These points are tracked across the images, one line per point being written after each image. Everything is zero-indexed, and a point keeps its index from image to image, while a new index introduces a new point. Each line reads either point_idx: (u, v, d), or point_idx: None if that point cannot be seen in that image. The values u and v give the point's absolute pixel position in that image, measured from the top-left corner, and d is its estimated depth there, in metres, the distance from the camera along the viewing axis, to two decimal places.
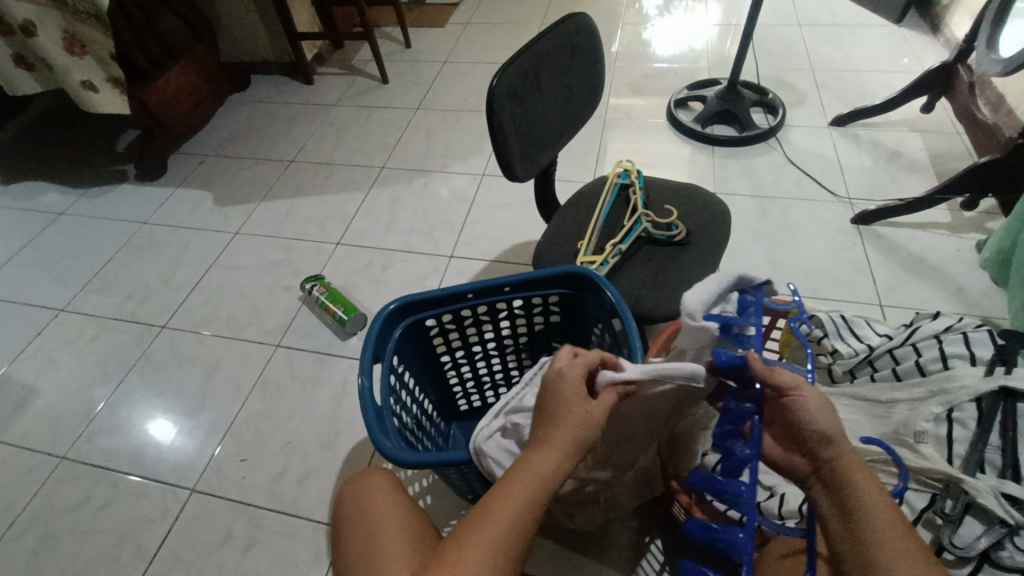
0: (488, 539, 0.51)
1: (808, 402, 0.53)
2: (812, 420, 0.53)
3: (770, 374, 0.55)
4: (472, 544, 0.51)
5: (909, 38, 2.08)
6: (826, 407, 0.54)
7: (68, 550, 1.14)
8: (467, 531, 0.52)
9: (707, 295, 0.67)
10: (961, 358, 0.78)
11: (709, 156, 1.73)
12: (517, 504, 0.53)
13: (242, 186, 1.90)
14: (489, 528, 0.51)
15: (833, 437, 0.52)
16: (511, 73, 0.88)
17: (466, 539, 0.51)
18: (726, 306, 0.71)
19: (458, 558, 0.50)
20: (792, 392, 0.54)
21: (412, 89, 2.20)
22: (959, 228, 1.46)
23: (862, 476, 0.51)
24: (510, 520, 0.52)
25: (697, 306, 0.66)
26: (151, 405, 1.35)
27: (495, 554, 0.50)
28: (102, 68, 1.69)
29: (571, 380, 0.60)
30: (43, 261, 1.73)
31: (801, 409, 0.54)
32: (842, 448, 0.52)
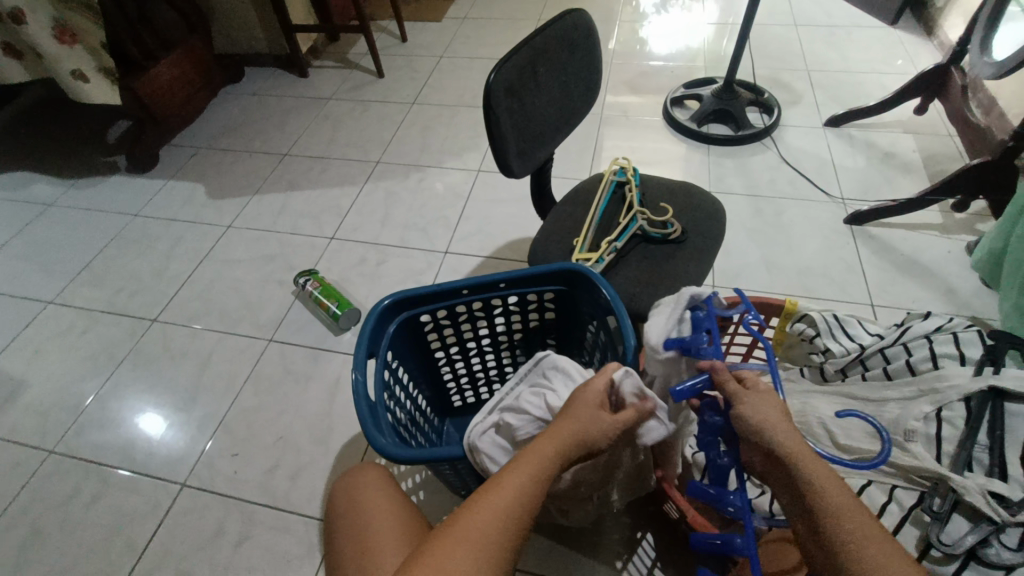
0: (493, 505, 0.53)
1: (748, 405, 0.58)
2: (753, 421, 0.56)
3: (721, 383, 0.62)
4: (481, 510, 0.53)
5: (903, 40, 2.09)
6: (767, 411, 0.57)
7: (56, 546, 1.13)
8: (472, 499, 0.54)
9: (663, 324, 0.75)
10: (951, 358, 0.78)
11: (704, 154, 1.74)
12: (521, 478, 0.55)
13: (236, 179, 1.88)
14: (496, 498, 0.53)
15: (776, 433, 0.55)
16: (508, 69, 0.88)
17: (471, 504, 0.53)
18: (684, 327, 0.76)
19: (464, 521, 0.52)
20: (735, 398, 0.59)
21: (408, 84, 2.18)
22: (950, 230, 1.47)
23: (817, 469, 0.52)
24: (517, 493, 0.54)
25: (653, 335, 0.75)
26: (142, 399, 1.34)
27: (500, 520, 0.52)
28: (92, 57, 1.68)
29: (593, 390, 0.64)
30: (33, 252, 1.70)
31: (740, 413, 0.58)
32: (790, 443, 0.54)
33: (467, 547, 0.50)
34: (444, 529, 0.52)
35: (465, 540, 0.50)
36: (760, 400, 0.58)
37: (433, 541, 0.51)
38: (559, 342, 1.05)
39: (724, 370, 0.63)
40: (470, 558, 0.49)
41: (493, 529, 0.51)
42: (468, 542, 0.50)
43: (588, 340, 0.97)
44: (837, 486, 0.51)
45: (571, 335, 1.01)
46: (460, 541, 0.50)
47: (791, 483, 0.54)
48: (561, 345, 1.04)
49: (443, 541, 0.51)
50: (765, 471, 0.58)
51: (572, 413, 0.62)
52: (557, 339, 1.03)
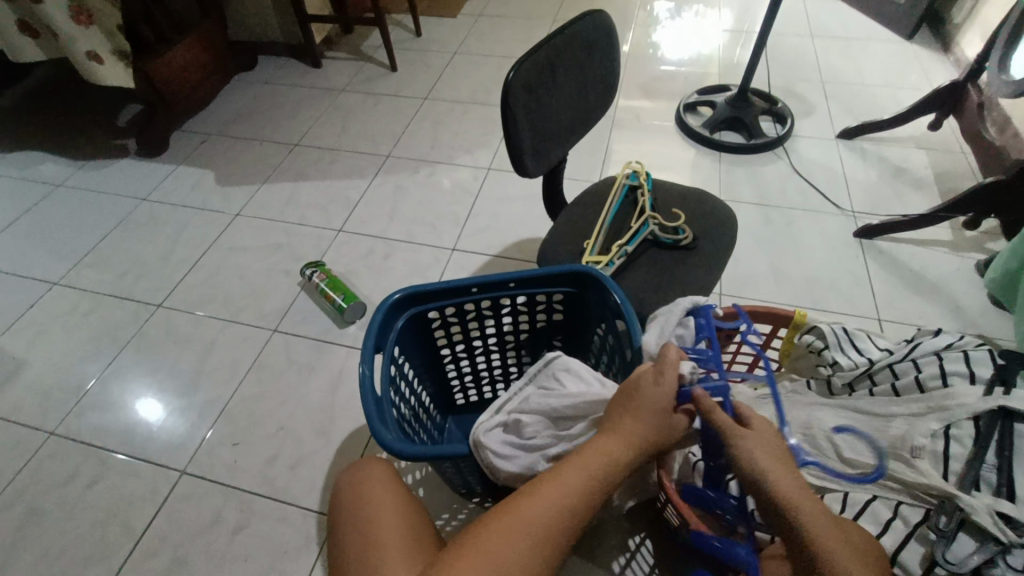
0: (558, 496, 0.55)
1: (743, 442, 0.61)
2: (750, 458, 0.60)
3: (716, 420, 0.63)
4: (543, 499, 0.55)
5: (919, 54, 2.09)
6: (764, 451, 0.60)
7: (53, 526, 1.13)
8: (535, 488, 0.56)
9: (660, 333, 0.79)
10: (961, 376, 0.77)
11: (716, 161, 1.73)
12: (585, 477, 0.57)
13: (245, 167, 1.88)
14: (558, 493, 0.55)
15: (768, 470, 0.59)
16: (527, 68, 0.87)
17: (533, 493, 0.55)
18: (683, 331, 0.79)
19: (526, 509, 0.54)
20: (731, 435, 0.62)
21: (421, 79, 2.18)
22: (960, 247, 1.47)
23: (809, 510, 0.56)
24: (576, 491, 0.56)
25: (651, 342, 0.78)
26: (144, 383, 1.34)
27: (561, 515, 0.54)
28: (108, 39, 1.68)
29: (666, 390, 0.62)
30: (40, 232, 1.70)
31: (736, 450, 0.61)
32: (777, 478, 0.58)
33: (528, 536, 0.52)
34: (504, 511, 0.54)
35: (527, 526, 0.53)
36: (758, 439, 0.62)
37: (492, 522, 0.53)
38: (565, 344, 1.04)
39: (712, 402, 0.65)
40: (528, 545, 0.52)
41: (552, 522, 0.54)
42: (531, 531, 0.52)
43: (594, 343, 0.97)
44: (822, 526, 0.55)
45: (578, 338, 1.01)
46: (523, 527, 0.53)
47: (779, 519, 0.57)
48: (567, 346, 1.04)
49: (507, 524, 0.53)
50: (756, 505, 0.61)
51: (641, 414, 0.61)
52: (564, 341, 1.03)
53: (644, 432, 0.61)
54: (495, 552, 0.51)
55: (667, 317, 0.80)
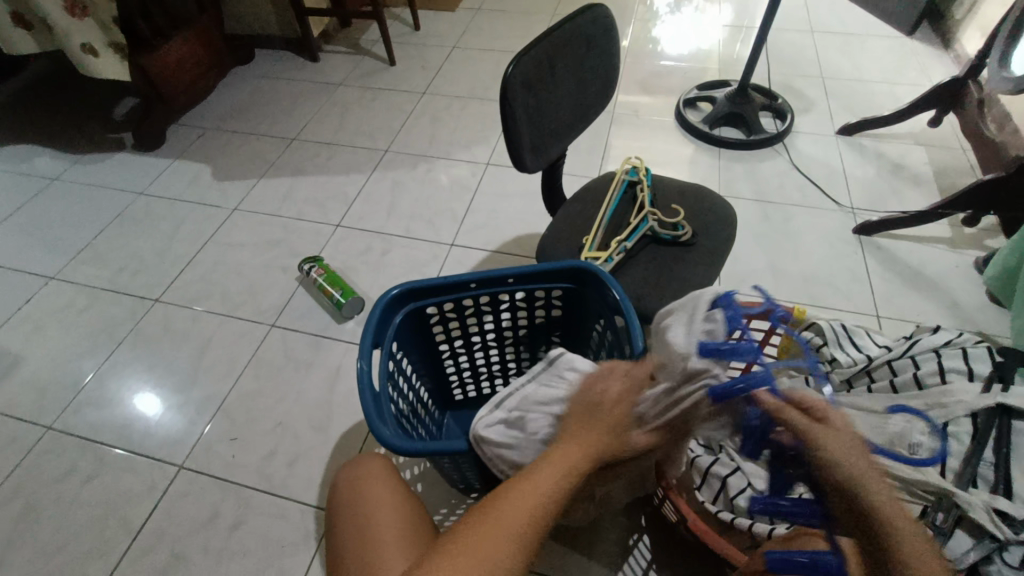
0: (534, 492, 0.55)
1: (829, 441, 0.48)
2: (841, 464, 0.47)
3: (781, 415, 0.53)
4: (511, 502, 0.54)
5: (919, 50, 2.08)
6: (854, 453, 0.48)
7: (50, 522, 1.13)
8: (505, 493, 0.55)
9: (687, 329, 0.66)
10: (959, 373, 0.77)
11: (715, 157, 1.73)
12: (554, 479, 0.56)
13: (243, 162, 1.87)
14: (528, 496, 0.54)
15: (864, 479, 0.46)
16: (526, 63, 0.87)
17: (505, 494, 0.55)
18: (713, 325, 0.66)
19: (495, 514, 0.54)
20: (812, 434, 0.49)
21: (419, 73, 2.16)
22: (958, 243, 1.47)
23: (908, 531, 0.44)
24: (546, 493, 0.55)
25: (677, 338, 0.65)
26: (141, 379, 1.33)
27: (531, 518, 0.53)
28: (102, 31, 1.68)
29: (621, 398, 0.63)
30: (35, 227, 1.69)
31: (823, 454, 0.48)
32: (875, 491, 0.45)
33: (503, 540, 0.52)
34: (478, 515, 0.54)
35: (500, 529, 0.52)
36: (844, 438, 0.49)
37: (467, 527, 0.53)
38: (564, 340, 1.04)
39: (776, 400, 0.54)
40: (500, 549, 0.51)
41: (527, 520, 0.53)
42: (505, 534, 0.52)
43: (593, 339, 0.96)
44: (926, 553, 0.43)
45: (577, 334, 1.00)
46: (496, 530, 0.52)
47: (873, 543, 0.45)
48: (566, 342, 1.03)
49: (481, 529, 0.53)
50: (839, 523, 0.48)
51: (601, 422, 0.61)
52: (562, 337, 1.02)
53: (612, 435, 0.60)
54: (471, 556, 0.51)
55: (692, 312, 0.69)
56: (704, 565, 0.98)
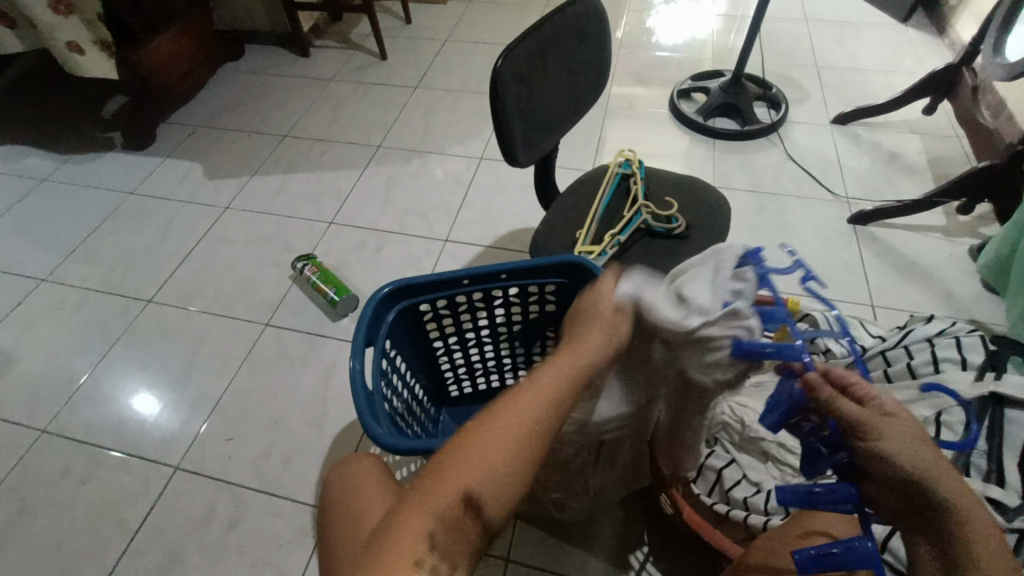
0: (531, 407, 0.54)
1: (889, 434, 0.47)
2: (901, 460, 0.46)
3: (827, 401, 0.51)
4: (522, 402, 0.54)
5: (914, 38, 2.07)
6: (916, 446, 0.46)
7: (46, 523, 1.12)
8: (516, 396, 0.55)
9: (712, 288, 0.60)
10: (952, 362, 0.78)
11: (710, 148, 1.72)
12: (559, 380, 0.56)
13: (234, 159, 1.85)
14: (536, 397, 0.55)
15: (930, 472, 0.45)
16: (517, 55, 0.86)
17: (499, 412, 0.53)
18: (740, 286, 0.60)
19: (508, 413, 0.53)
20: (872, 425, 0.48)
21: (411, 67, 2.14)
22: (952, 232, 1.46)
23: (979, 527, 0.43)
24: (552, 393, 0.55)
25: (702, 298, 0.59)
26: (136, 378, 1.32)
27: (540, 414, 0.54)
28: (89, 31, 1.64)
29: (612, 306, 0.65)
30: (26, 227, 1.68)
31: (882, 442, 0.47)
32: (942, 482, 0.45)
33: (516, 434, 0.52)
34: (481, 419, 0.53)
35: (512, 425, 0.52)
36: (906, 431, 0.47)
37: (480, 424, 0.53)
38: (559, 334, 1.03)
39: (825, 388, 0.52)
40: (515, 444, 0.51)
41: (528, 426, 0.53)
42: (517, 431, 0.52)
43: None
44: (993, 547, 0.42)
45: None
46: (509, 426, 0.52)
47: (933, 532, 0.44)
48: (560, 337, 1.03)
49: (497, 423, 0.52)
50: (883, 510, 0.48)
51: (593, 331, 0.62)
52: (557, 332, 1.02)
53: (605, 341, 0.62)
54: (486, 451, 0.50)
55: (717, 269, 0.62)
56: (700, 560, 0.98)
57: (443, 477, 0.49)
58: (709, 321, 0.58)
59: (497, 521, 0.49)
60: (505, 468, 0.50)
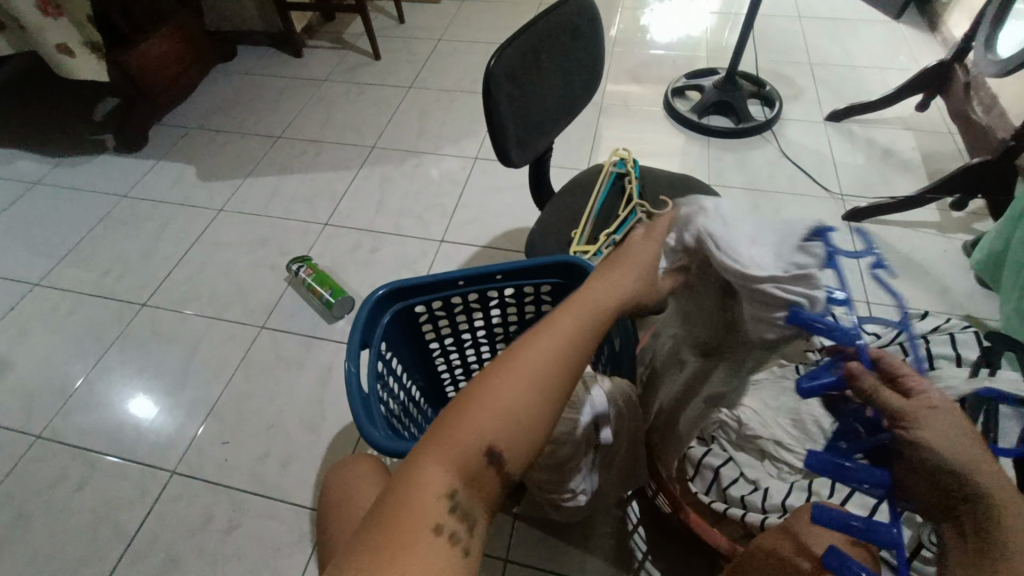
0: (558, 352, 0.49)
1: (927, 423, 0.43)
2: (939, 448, 0.42)
3: (868, 389, 0.48)
4: (540, 347, 0.49)
5: (907, 34, 2.08)
6: (964, 439, 0.42)
7: (42, 530, 1.11)
8: (538, 339, 0.50)
9: (777, 254, 0.56)
10: (947, 358, 0.78)
11: (704, 146, 1.72)
12: (582, 325, 0.52)
13: (228, 161, 1.84)
14: (558, 344, 0.50)
15: (969, 462, 0.41)
16: (510, 54, 0.85)
17: (518, 356, 0.48)
18: (808, 261, 0.54)
19: (526, 360, 0.48)
20: (914, 414, 0.44)
21: (405, 67, 2.14)
22: (946, 228, 1.47)
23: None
24: (574, 340, 0.51)
25: (765, 262, 0.56)
26: (131, 383, 1.32)
27: (561, 363, 0.49)
28: (79, 31, 1.63)
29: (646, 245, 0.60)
30: (18, 231, 1.66)
31: (923, 431, 0.43)
32: (982, 474, 0.41)
33: (536, 384, 0.47)
34: (498, 368, 0.48)
35: (532, 374, 0.48)
36: (952, 423, 0.43)
37: (497, 374, 0.48)
38: None
39: (867, 375, 0.48)
40: (533, 393, 0.47)
41: (548, 376, 0.48)
42: (535, 380, 0.47)
43: None
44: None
45: None
46: (527, 375, 0.47)
47: (970, 523, 0.41)
48: None
49: (514, 370, 0.47)
50: (918, 501, 0.45)
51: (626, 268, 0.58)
52: None
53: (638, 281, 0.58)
54: (503, 403, 0.46)
55: (792, 236, 0.57)
56: (697, 556, 0.98)
57: (458, 428, 0.45)
58: (775, 280, 0.55)
59: (520, 473, 0.46)
60: (523, 420, 0.46)
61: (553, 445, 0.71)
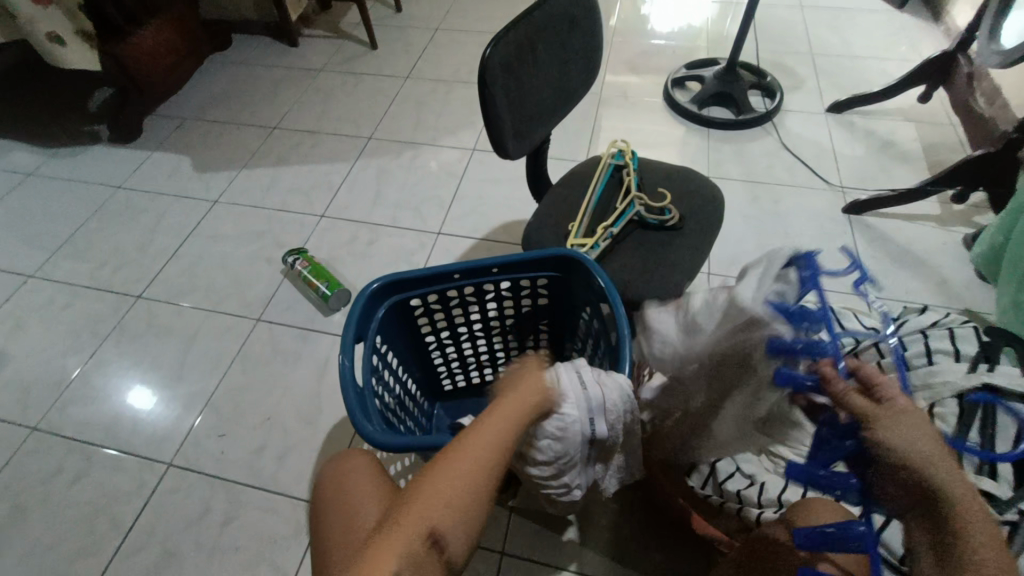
0: (486, 455, 0.56)
1: (895, 428, 0.44)
2: (903, 450, 0.44)
3: (840, 393, 0.48)
4: (473, 450, 0.56)
5: (910, 24, 2.05)
6: (924, 439, 0.44)
7: (39, 522, 1.12)
8: (469, 444, 0.57)
9: (757, 288, 0.57)
10: (945, 353, 0.78)
11: (704, 138, 1.70)
12: (502, 431, 0.59)
13: (223, 152, 1.82)
14: (485, 448, 0.57)
15: (935, 466, 0.43)
16: (506, 44, 0.84)
17: (454, 459, 0.55)
18: (784, 288, 0.58)
19: (461, 463, 0.55)
20: (877, 418, 0.45)
21: (402, 57, 2.11)
22: (946, 221, 1.46)
23: (968, 510, 0.43)
24: (500, 443, 0.58)
25: (744, 298, 0.58)
26: (127, 376, 1.31)
27: (490, 464, 0.56)
28: (70, 20, 1.61)
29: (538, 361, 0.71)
30: (12, 223, 1.65)
31: (888, 437, 0.44)
32: (943, 476, 0.43)
33: (470, 483, 0.54)
34: (437, 471, 0.55)
35: (468, 476, 0.54)
36: (915, 424, 0.44)
37: (438, 475, 0.54)
38: (551, 328, 1.03)
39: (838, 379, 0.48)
40: (468, 492, 0.54)
41: (480, 476, 0.55)
42: (471, 481, 0.54)
43: (580, 326, 0.95)
44: (992, 540, 0.42)
45: (564, 321, 0.99)
46: (463, 475, 0.54)
47: (933, 522, 0.44)
48: (553, 330, 1.02)
49: (453, 472, 0.54)
50: (885, 498, 0.47)
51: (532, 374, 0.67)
52: (550, 325, 1.01)
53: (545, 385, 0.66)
54: (444, 499, 0.53)
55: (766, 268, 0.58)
56: (693, 548, 0.99)
57: (406, 523, 0.51)
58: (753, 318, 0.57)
59: (460, 559, 0.52)
60: (459, 516, 0.53)
61: (547, 439, 0.68)
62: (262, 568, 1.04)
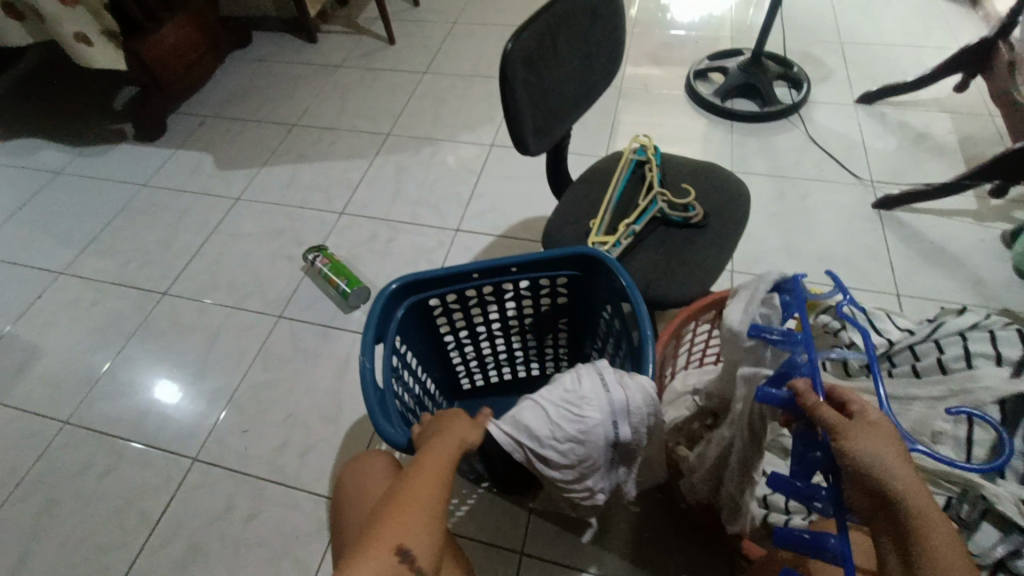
0: (436, 478, 0.59)
1: (857, 438, 0.47)
2: (867, 464, 0.46)
3: (813, 407, 0.51)
4: (424, 476, 0.58)
5: (946, 10, 1.97)
6: (889, 455, 0.46)
7: (71, 514, 1.15)
8: (418, 473, 0.59)
9: (744, 310, 0.69)
10: (986, 357, 0.74)
11: (728, 132, 1.66)
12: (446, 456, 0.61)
13: (244, 150, 1.84)
14: (434, 471, 0.59)
15: (895, 475, 0.46)
16: (527, 39, 0.82)
17: (407, 491, 0.57)
18: (769, 311, 0.70)
19: (415, 491, 0.57)
20: (841, 431, 0.48)
21: (420, 52, 2.10)
22: (983, 217, 1.40)
23: (932, 527, 0.45)
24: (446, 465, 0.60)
25: (734, 320, 0.69)
26: (153, 372, 1.34)
27: (441, 485, 0.58)
28: (95, 21, 1.64)
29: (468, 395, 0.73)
30: (42, 222, 1.69)
31: (852, 450, 0.47)
32: (904, 487, 0.45)
33: (424, 505, 0.56)
34: (394, 505, 0.56)
35: (421, 499, 0.56)
36: (878, 438, 0.47)
37: (396, 508, 0.55)
38: (571, 327, 1.01)
39: (812, 394, 0.51)
40: (425, 513, 0.56)
41: (433, 497, 0.57)
42: (424, 502, 0.56)
43: (601, 326, 0.94)
44: (952, 547, 0.44)
45: (584, 321, 0.98)
46: (418, 500, 0.56)
47: (895, 529, 0.46)
48: (573, 330, 1.01)
49: (408, 501, 0.56)
50: (855, 508, 0.50)
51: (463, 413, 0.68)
52: (570, 324, 1.00)
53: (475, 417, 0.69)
54: (406, 521, 0.54)
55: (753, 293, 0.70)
56: (715, 553, 0.97)
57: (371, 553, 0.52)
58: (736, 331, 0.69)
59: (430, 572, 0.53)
60: (422, 535, 0.54)
61: (569, 443, 0.67)
62: (285, 564, 1.05)
